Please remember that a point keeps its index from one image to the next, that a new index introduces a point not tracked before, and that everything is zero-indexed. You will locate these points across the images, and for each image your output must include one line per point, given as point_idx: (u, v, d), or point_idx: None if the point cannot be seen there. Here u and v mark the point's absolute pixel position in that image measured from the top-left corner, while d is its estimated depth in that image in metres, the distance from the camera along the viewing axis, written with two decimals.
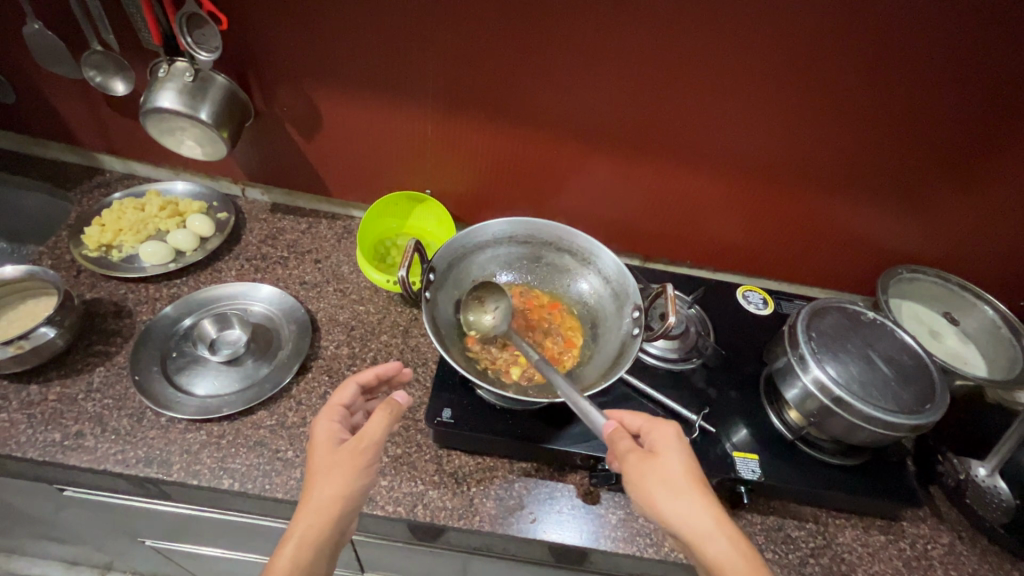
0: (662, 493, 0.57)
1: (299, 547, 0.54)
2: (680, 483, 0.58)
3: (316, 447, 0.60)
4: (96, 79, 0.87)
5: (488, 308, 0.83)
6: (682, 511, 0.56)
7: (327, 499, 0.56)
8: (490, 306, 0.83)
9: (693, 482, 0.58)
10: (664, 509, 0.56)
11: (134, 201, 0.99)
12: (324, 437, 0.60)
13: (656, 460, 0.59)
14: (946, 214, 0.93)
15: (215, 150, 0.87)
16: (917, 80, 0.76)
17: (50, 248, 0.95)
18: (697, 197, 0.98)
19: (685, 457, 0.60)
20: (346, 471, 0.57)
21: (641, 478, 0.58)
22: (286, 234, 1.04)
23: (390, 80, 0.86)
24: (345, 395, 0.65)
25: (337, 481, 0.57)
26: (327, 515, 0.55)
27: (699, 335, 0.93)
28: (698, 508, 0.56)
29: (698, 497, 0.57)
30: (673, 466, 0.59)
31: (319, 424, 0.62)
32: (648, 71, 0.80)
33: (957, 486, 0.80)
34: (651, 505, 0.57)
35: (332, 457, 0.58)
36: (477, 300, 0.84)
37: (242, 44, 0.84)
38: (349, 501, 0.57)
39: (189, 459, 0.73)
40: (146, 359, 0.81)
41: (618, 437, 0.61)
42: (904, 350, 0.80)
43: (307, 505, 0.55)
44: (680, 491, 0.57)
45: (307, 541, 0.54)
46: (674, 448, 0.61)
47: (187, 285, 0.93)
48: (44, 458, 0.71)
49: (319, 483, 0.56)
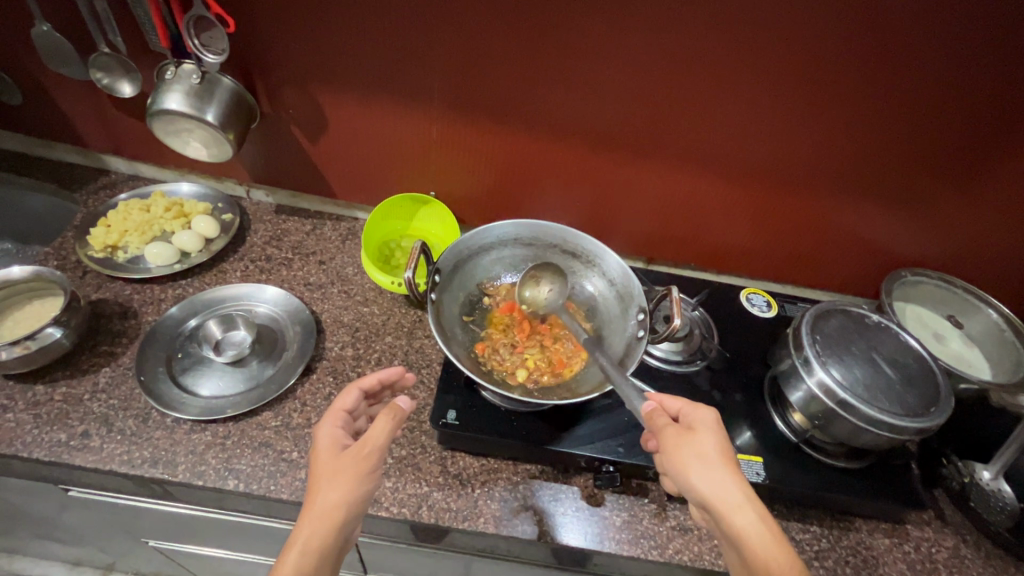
0: (697, 466, 0.57)
1: (303, 555, 0.53)
2: (713, 459, 0.58)
3: (319, 452, 0.60)
4: (104, 81, 0.88)
5: (543, 285, 0.85)
6: (715, 485, 0.56)
7: (331, 504, 0.55)
8: (546, 284, 0.85)
9: (725, 458, 0.58)
10: (696, 482, 0.56)
11: (140, 202, 0.99)
12: (327, 443, 0.60)
13: (692, 435, 0.59)
14: (950, 217, 0.93)
15: (220, 151, 0.88)
16: (923, 82, 0.76)
17: (56, 248, 0.96)
18: (701, 200, 0.98)
19: (719, 437, 0.60)
20: (350, 476, 0.57)
21: (676, 453, 0.58)
22: (291, 236, 1.04)
23: (395, 82, 0.87)
24: (348, 400, 0.66)
25: (341, 486, 0.56)
26: (330, 521, 0.55)
27: (703, 337, 0.93)
28: (729, 482, 0.56)
29: (730, 473, 0.57)
30: (709, 444, 0.59)
31: (321, 429, 0.62)
32: (654, 74, 0.80)
33: (961, 489, 0.80)
34: (684, 479, 0.57)
35: (335, 463, 0.58)
36: (533, 277, 0.86)
37: (248, 46, 0.84)
38: (353, 507, 0.57)
39: (194, 460, 0.73)
40: (151, 360, 0.81)
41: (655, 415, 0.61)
42: (909, 352, 0.80)
43: (310, 510, 0.55)
44: (713, 465, 0.57)
45: (311, 546, 0.54)
46: (712, 429, 0.61)
47: (192, 286, 0.93)
48: (50, 458, 0.71)
49: (323, 489, 0.56)
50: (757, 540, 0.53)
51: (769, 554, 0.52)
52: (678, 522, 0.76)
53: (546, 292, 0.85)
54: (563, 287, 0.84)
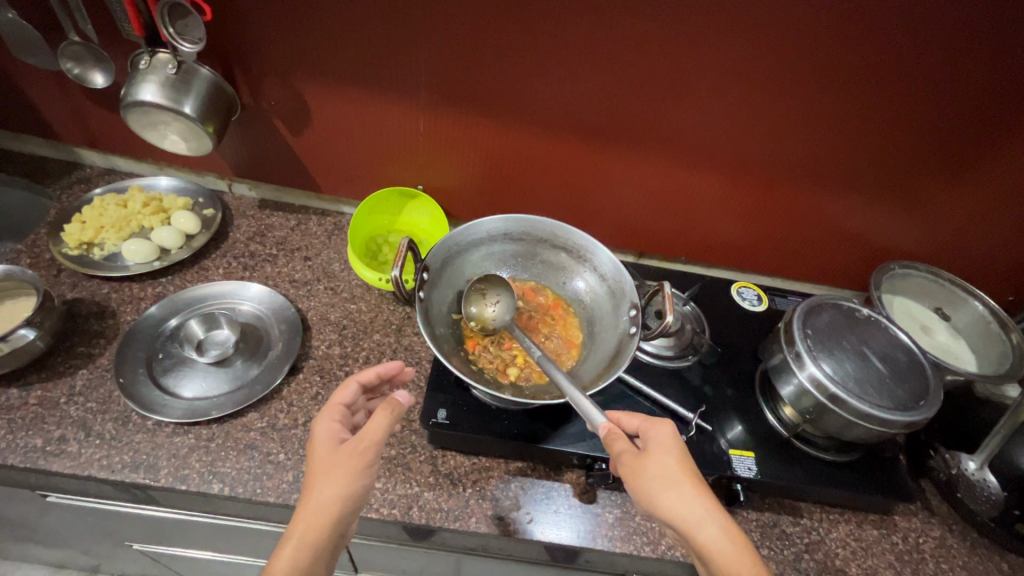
0: (655, 490, 0.57)
1: (297, 550, 0.52)
2: (674, 478, 0.58)
3: (317, 447, 0.59)
4: (74, 71, 0.85)
5: (490, 300, 0.82)
6: (675, 505, 0.56)
7: (326, 500, 0.54)
8: (492, 299, 0.82)
9: (686, 474, 0.58)
10: (659, 506, 0.57)
11: (116, 198, 0.96)
12: (325, 437, 0.59)
13: (648, 457, 0.59)
14: (938, 210, 0.93)
15: (200, 144, 0.85)
16: (913, 74, 0.76)
17: (28, 246, 0.92)
18: (691, 194, 0.97)
19: (680, 455, 0.60)
20: (347, 470, 0.56)
21: (638, 479, 0.58)
22: (275, 231, 1.02)
23: (381, 74, 0.84)
24: (346, 394, 0.64)
25: (338, 481, 0.55)
26: (326, 516, 0.54)
27: (694, 332, 0.93)
28: (693, 502, 0.56)
29: (690, 490, 0.57)
30: (664, 463, 0.59)
31: (319, 423, 0.61)
32: (644, 66, 0.79)
33: (949, 480, 0.80)
34: (648, 502, 0.57)
35: (332, 457, 0.57)
36: (478, 291, 0.82)
37: (226, 35, 0.81)
38: (350, 501, 0.56)
39: (177, 463, 0.71)
40: (131, 361, 0.79)
41: (614, 437, 0.60)
42: (897, 346, 0.80)
43: (305, 505, 0.54)
44: (673, 485, 0.57)
45: (306, 541, 0.53)
46: (666, 446, 0.60)
47: (173, 284, 0.91)
48: (25, 465, 0.69)
49: (319, 484, 0.55)
50: (723, 555, 0.53)
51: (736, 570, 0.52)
52: None
53: (492, 307, 0.82)
54: (510, 299, 0.82)
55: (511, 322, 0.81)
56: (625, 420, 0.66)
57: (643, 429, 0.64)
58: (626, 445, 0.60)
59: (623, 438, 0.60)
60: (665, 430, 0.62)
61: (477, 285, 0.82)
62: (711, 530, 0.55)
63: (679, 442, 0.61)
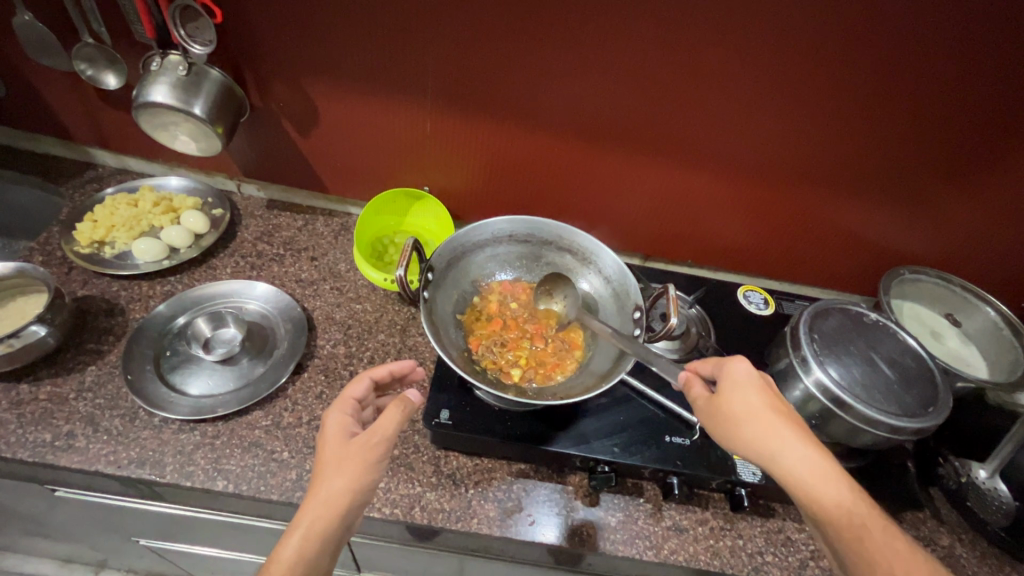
0: (731, 430, 0.58)
1: (305, 539, 0.52)
2: (753, 415, 0.58)
3: (327, 438, 0.59)
4: (87, 73, 0.86)
5: (557, 298, 0.85)
6: (755, 441, 0.56)
7: (337, 490, 0.54)
8: (559, 297, 0.84)
9: (765, 409, 0.58)
10: (738, 444, 0.57)
11: (127, 197, 0.97)
12: (336, 429, 0.59)
13: (722, 398, 0.60)
14: (948, 215, 0.92)
15: (210, 144, 0.86)
16: (926, 75, 0.75)
17: (41, 243, 0.94)
18: (697, 196, 0.97)
19: (758, 388, 0.60)
20: (358, 463, 0.56)
21: (715, 419, 0.60)
22: (283, 231, 1.02)
23: (388, 76, 0.85)
24: (359, 388, 0.64)
25: (348, 473, 0.55)
26: (335, 507, 0.54)
27: (699, 335, 0.92)
28: (772, 433, 0.56)
29: (769, 424, 0.57)
30: (739, 400, 0.59)
31: (330, 415, 0.61)
32: (650, 68, 0.79)
33: (958, 489, 0.79)
34: (725, 441, 0.59)
35: (343, 449, 0.57)
36: (545, 291, 0.86)
37: (236, 38, 0.82)
38: (359, 495, 0.55)
39: (183, 460, 0.72)
40: (139, 359, 0.80)
41: (690, 383, 0.63)
42: (907, 351, 0.79)
43: (315, 496, 0.54)
44: (750, 421, 0.57)
45: (313, 532, 0.52)
46: (743, 383, 0.60)
47: (181, 283, 0.92)
48: (35, 459, 0.70)
49: (329, 476, 0.55)
50: (808, 482, 0.54)
51: (822, 495, 0.53)
52: (674, 522, 0.75)
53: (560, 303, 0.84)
54: (575, 294, 0.83)
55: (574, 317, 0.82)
56: (701, 367, 0.66)
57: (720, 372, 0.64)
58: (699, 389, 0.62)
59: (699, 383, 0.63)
60: (740, 367, 0.61)
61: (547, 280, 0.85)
62: (793, 460, 0.54)
63: (753, 376, 0.61)
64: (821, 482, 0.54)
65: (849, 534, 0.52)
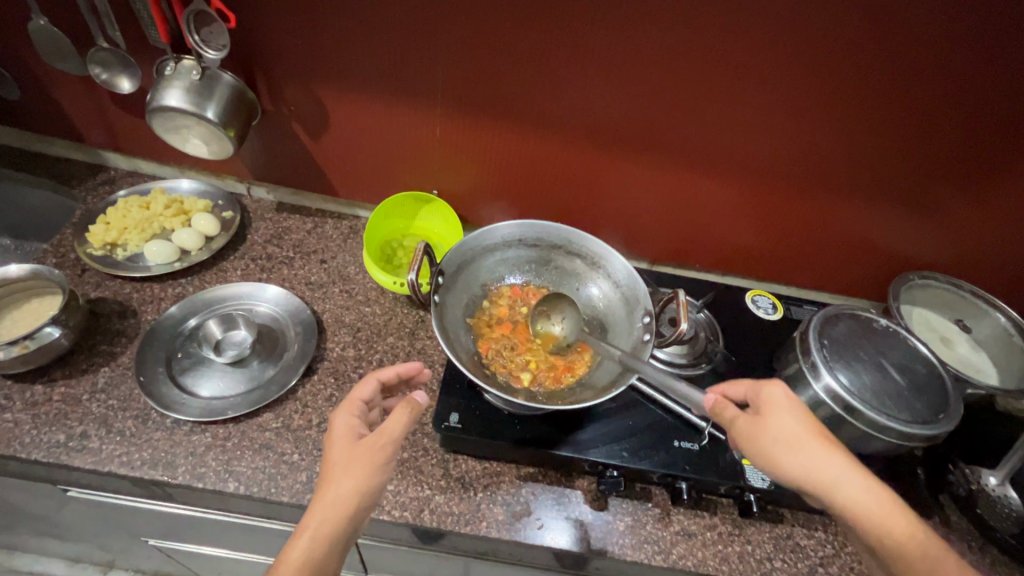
0: (780, 455, 0.58)
1: (313, 541, 0.52)
2: (800, 438, 0.58)
3: (334, 440, 0.59)
4: (102, 77, 0.87)
5: (556, 319, 0.84)
6: (807, 467, 0.57)
7: (345, 492, 0.54)
8: (557, 317, 0.84)
9: (812, 434, 0.58)
10: (787, 470, 0.57)
11: (139, 199, 0.98)
12: (344, 431, 0.59)
13: (766, 422, 0.60)
14: (958, 220, 0.92)
15: (221, 148, 0.86)
16: (936, 81, 0.75)
17: (54, 245, 0.95)
18: (705, 201, 0.97)
19: (798, 410, 0.60)
20: (365, 465, 0.56)
21: (756, 443, 0.59)
22: (292, 234, 1.03)
23: (398, 80, 0.85)
24: (365, 390, 0.64)
25: (355, 475, 0.55)
26: (342, 509, 0.54)
27: (708, 340, 0.92)
28: (823, 457, 0.57)
29: (821, 449, 0.57)
30: (785, 425, 0.59)
31: (338, 417, 0.61)
32: (660, 73, 0.79)
33: (968, 495, 0.79)
34: (770, 466, 0.58)
35: (350, 451, 0.57)
36: (544, 313, 0.85)
37: (248, 42, 0.83)
38: (366, 497, 0.56)
39: (195, 462, 0.72)
40: (151, 360, 0.81)
41: (723, 406, 0.62)
42: (917, 357, 0.79)
43: (322, 498, 0.54)
44: (800, 447, 0.58)
45: (321, 534, 0.53)
46: (784, 408, 0.60)
47: (192, 285, 0.92)
48: (49, 459, 0.70)
49: (337, 478, 0.55)
50: (863, 508, 0.55)
51: (879, 522, 0.54)
52: (682, 527, 0.75)
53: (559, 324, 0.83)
54: (573, 314, 0.83)
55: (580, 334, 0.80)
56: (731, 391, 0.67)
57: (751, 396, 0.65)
58: (737, 412, 0.62)
59: (732, 406, 0.62)
60: (779, 390, 0.62)
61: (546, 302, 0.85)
62: (849, 483, 0.55)
63: (794, 400, 0.61)
64: (873, 501, 0.55)
65: (905, 556, 0.53)
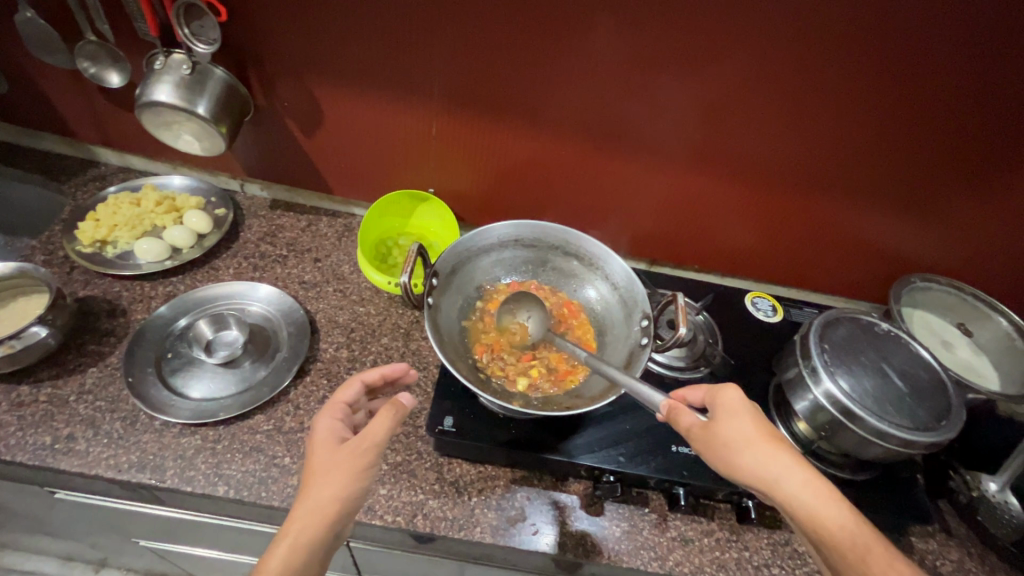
0: (733, 458, 0.56)
1: (293, 549, 0.51)
2: (753, 441, 0.57)
3: (316, 445, 0.57)
4: (90, 71, 0.85)
5: (522, 317, 0.83)
6: (759, 467, 0.55)
7: (326, 498, 0.53)
8: (524, 315, 0.83)
9: (762, 435, 0.57)
10: (741, 473, 0.56)
11: (130, 196, 0.96)
12: (326, 435, 0.58)
13: (718, 425, 0.59)
14: (960, 223, 0.91)
15: (213, 144, 0.85)
16: (938, 80, 0.73)
17: (43, 242, 0.93)
18: (704, 201, 0.96)
19: (750, 413, 0.59)
20: (347, 470, 0.55)
21: (710, 447, 0.58)
22: (286, 232, 1.02)
23: (393, 76, 0.84)
24: (349, 393, 0.63)
25: (338, 480, 0.54)
26: (324, 515, 0.52)
27: (707, 342, 0.91)
28: (774, 458, 0.55)
29: (771, 449, 0.56)
30: (736, 428, 0.58)
31: (320, 421, 0.60)
32: (658, 71, 0.77)
33: (969, 503, 0.79)
34: (727, 470, 0.57)
35: (332, 456, 0.56)
36: (509, 311, 0.83)
37: (240, 37, 0.81)
38: (349, 502, 0.54)
39: (183, 465, 0.71)
40: (140, 361, 0.79)
41: (677, 410, 0.60)
42: (919, 362, 0.78)
43: (303, 504, 0.53)
44: (751, 447, 0.56)
45: (301, 541, 0.51)
46: (736, 411, 0.60)
47: (183, 284, 0.91)
48: (34, 462, 0.69)
49: (319, 483, 0.54)
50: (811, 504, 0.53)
51: (825, 516, 0.52)
52: (679, 533, 0.74)
53: (527, 322, 0.82)
54: (542, 316, 0.83)
55: (548, 332, 0.80)
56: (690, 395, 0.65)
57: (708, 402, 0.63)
58: (689, 416, 0.60)
59: (686, 410, 0.60)
60: (731, 393, 0.61)
61: (506, 303, 0.83)
62: (795, 482, 0.53)
63: (745, 403, 0.60)
64: (812, 495, 0.53)
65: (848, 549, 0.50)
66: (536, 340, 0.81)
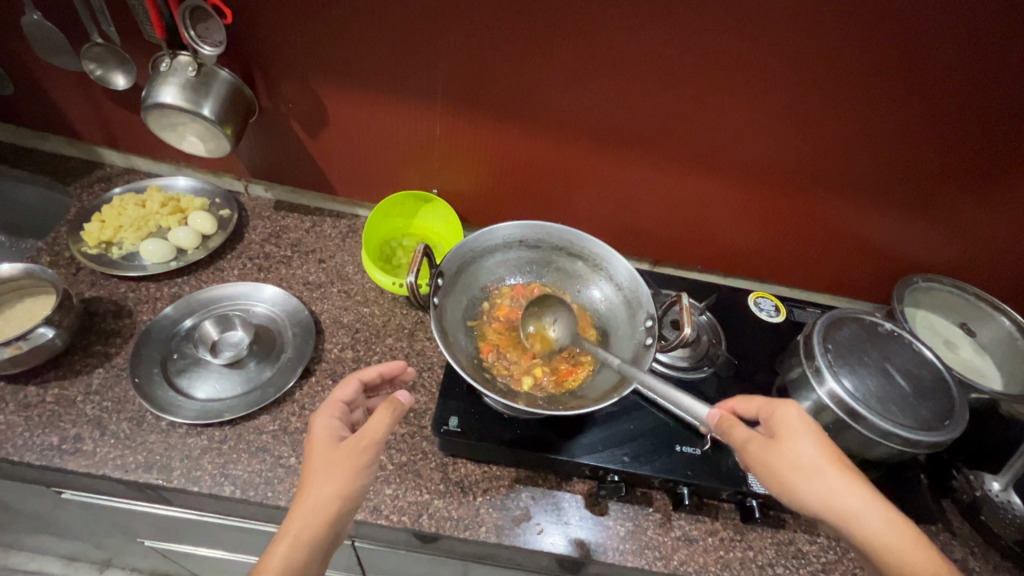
0: (795, 481, 0.56)
1: (293, 547, 0.51)
2: (817, 463, 0.57)
3: (314, 444, 0.58)
4: (96, 73, 0.86)
5: (548, 320, 0.83)
6: (822, 493, 0.55)
7: (326, 496, 0.53)
8: (550, 319, 0.82)
9: (827, 458, 0.57)
10: (802, 496, 0.56)
11: (135, 197, 0.97)
12: (324, 434, 0.58)
13: (779, 445, 0.58)
14: (962, 223, 0.91)
15: (218, 146, 0.85)
16: (942, 81, 0.73)
17: (49, 243, 0.93)
18: (707, 201, 0.96)
19: (813, 432, 0.59)
20: (346, 468, 0.55)
21: (769, 466, 0.57)
22: (290, 233, 1.02)
23: (397, 77, 0.84)
24: (346, 391, 0.64)
25: (337, 479, 0.54)
26: (323, 513, 0.53)
27: (710, 342, 0.91)
28: (841, 485, 0.55)
29: (835, 475, 0.56)
30: (799, 450, 0.57)
31: (318, 419, 0.60)
32: (662, 72, 0.78)
33: (972, 502, 0.78)
34: (786, 491, 0.57)
35: (331, 454, 0.56)
36: (534, 313, 0.83)
37: (245, 39, 0.81)
38: (349, 500, 0.55)
39: (190, 465, 0.71)
40: (146, 361, 0.79)
41: (734, 426, 0.60)
42: (922, 362, 0.78)
43: (303, 502, 0.53)
44: (815, 472, 0.56)
45: (302, 539, 0.52)
46: (798, 430, 0.59)
47: (188, 284, 0.91)
48: (41, 462, 0.69)
49: (318, 481, 0.54)
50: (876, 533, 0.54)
51: (889, 545, 0.53)
52: (683, 532, 0.74)
53: (552, 326, 0.82)
54: (569, 320, 0.82)
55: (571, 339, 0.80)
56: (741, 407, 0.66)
57: (764, 415, 0.63)
58: (748, 433, 0.59)
59: (743, 426, 0.60)
60: (792, 411, 0.61)
61: (531, 306, 0.83)
62: (863, 510, 0.54)
63: (807, 422, 0.60)
64: (879, 525, 0.54)
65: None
66: (557, 347, 0.80)
